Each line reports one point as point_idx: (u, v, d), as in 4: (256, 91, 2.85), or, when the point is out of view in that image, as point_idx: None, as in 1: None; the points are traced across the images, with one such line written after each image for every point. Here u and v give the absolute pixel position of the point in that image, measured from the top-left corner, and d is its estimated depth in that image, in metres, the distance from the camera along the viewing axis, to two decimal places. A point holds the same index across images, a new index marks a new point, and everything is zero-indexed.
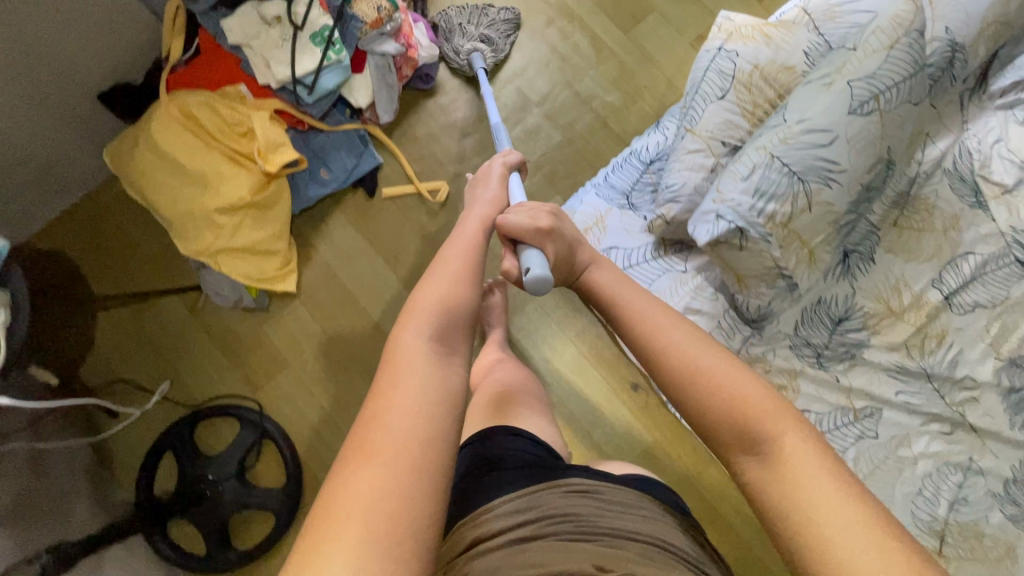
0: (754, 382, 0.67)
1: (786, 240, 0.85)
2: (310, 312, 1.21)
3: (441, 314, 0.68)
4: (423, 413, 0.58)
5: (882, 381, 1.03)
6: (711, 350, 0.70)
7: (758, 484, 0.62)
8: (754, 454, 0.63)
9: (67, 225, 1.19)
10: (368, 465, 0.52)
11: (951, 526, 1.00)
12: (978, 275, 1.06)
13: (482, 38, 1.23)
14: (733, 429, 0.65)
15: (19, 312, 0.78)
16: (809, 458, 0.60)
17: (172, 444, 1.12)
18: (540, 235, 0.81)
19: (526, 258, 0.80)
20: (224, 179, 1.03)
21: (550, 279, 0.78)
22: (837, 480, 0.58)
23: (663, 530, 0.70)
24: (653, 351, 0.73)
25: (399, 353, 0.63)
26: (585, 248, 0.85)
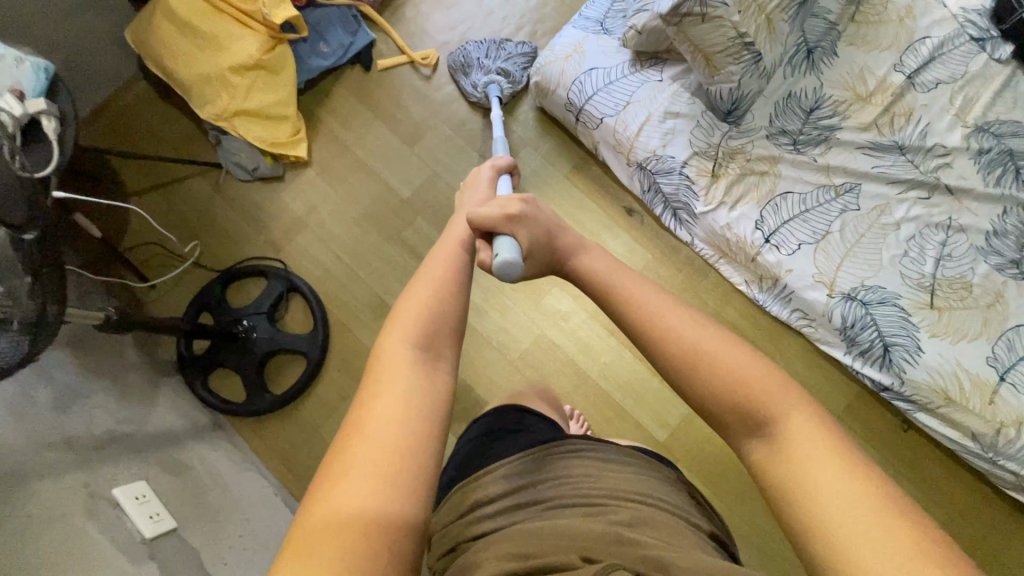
0: (761, 365, 0.59)
1: (743, 5, 0.95)
2: (321, 178, 1.30)
3: (431, 326, 0.63)
4: (406, 426, 0.53)
5: (859, 158, 1.10)
6: (707, 328, 0.62)
7: (763, 471, 0.54)
8: (761, 440, 0.55)
9: (99, 119, 1.31)
10: (347, 479, 0.49)
11: (940, 281, 1.05)
12: (936, 56, 1.13)
13: (498, 70, 1.26)
14: (736, 414, 0.57)
15: (67, 126, 0.89)
16: (826, 451, 0.51)
17: (205, 301, 1.21)
18: (510, 222, 0.70)
19: (496, 246, 0.69)
20: (234, 40, 1.14)
21: (521, 264, 0.70)
22: (853, 467, 0.50)
23: (660, 492, 0.69)
24: (643, 335, 0.64)
25: (384, 364, 0.59)
26: (568, 232, 0.74)
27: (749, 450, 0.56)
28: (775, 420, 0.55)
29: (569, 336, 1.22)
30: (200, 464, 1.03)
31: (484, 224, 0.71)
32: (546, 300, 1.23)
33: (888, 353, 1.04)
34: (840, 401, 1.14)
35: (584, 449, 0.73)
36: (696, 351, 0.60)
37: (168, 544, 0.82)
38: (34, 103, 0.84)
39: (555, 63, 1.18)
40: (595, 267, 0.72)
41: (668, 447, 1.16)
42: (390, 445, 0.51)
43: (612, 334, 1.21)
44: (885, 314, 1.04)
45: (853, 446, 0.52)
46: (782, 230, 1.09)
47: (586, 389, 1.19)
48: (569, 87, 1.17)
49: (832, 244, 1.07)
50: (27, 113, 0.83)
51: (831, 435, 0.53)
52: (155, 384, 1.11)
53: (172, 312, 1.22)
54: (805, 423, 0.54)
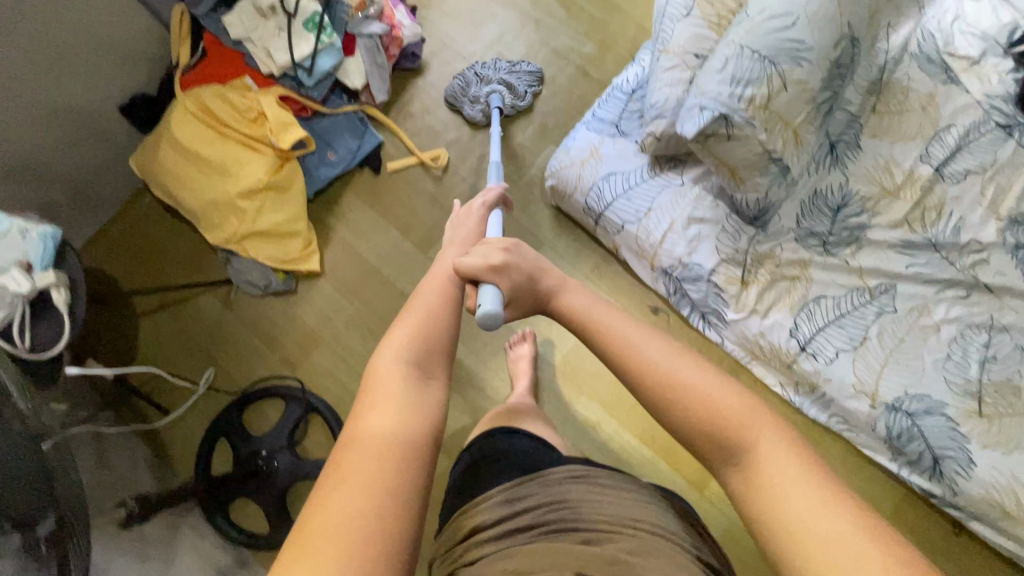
0: (737, 392, 0.58)
1: (769, 122, 0.90)
2: (335, 288, 1.26)
3: (422, 345, 0.66)
4: (400, 432, 0.56)
5: (891, 257, 1.07)
6: (688, 360, 0.61)
7: (744, 501, 0.53)
8: (737, 469, 0.55)
9: (105, 237, 1.27)
10: (346, 479, 0.51)
11: (987, 386, 1.00)
12: (964, 144, 1.09)
13: (502, 82, 1.28)
14: (715, 443, 0.57)
15: (78, 293, 0.86)
16: (806, 478, 0.51)
17: (222, 429, 1.17)
18: (493, 273, 0.71)
19: (478, 296, 0.70)
20: (243, 165, 1.11)
21: (502, 313, 0.70)
22: (820, 486, 0.50)
23: (647, 511, 0.69)
24: (623, 365, 0.64)
25: (377, 378, 0.61)
26: (551, 274, 0.74)
27: (725, 477, 0.56)
28: (752, 448, 0.54)
29: (600, 445, 1.17)
30: None
31: (466, 272, 0.72)
32: (573, 408, 1.19)
33: (939, 466, 1.01)
34: (886, 507, 1.09)
35: (577, 470, 0.74)
36: (674, 382, 0.60)
37: None
38: (44, 276, 0.81)
39: (571, 168, 1.15)
40: (577, 303, 0.72)
41: None
42: (383, 451, 0.53)
43: (644, 442, 1.17)
44: (932, 424, 1.00)
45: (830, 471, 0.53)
46: (817, 337, 1.05)
47: None
48: (587, 192, 1.13)
49: (870, 351, 1.04)
50: (36, 287, 0.80)
51: (800, 453, 0.53)
52: (174, 528, 1.06)
53: (188, 442, 1.18)
54: (782, 450, 0.54)
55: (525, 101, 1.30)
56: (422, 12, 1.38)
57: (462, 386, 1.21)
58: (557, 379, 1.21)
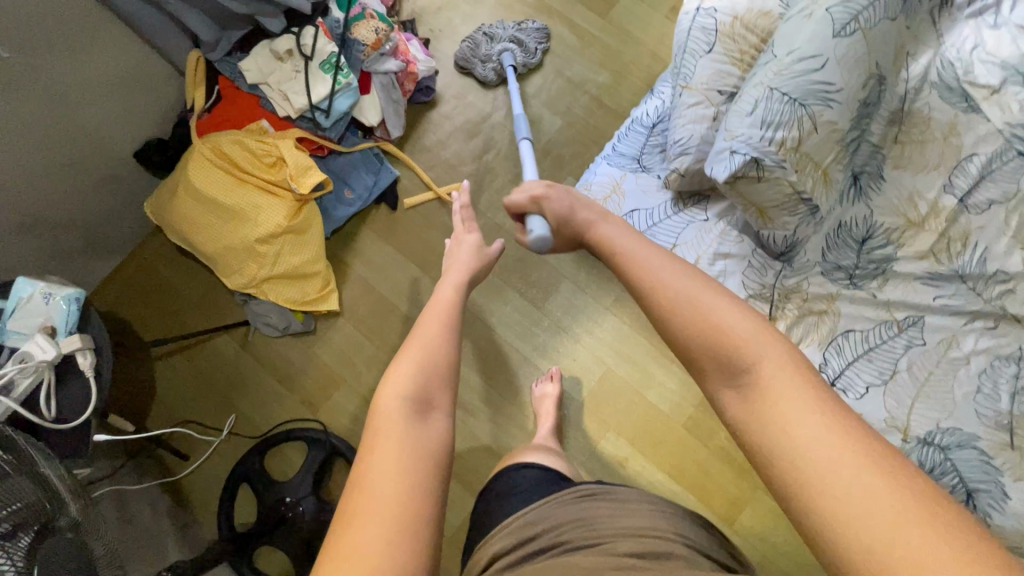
0: (748, 315, 0.56)
1: (800, 164, 0.90)
2: (355, 326, 1.25)
3: (424, 375, 0.63)
4: (410, 475, 0.53)
5: (918, 289, 1.06)
6: (697, 281, 0.60)
7: (738, 417, 0.52)
8: (735, 388, 0.53)
9: (119, 281, 1.25)
10: (358, 528, 0.48)
11: (1018, 418, 1.00)
12: (986, 174, 1.09)
13: (512, 40, 1.31)
14: (717, 359, 0.55)
15: (103, 354, 0.84)
16: (803, 398, 0.48)
17: (246, 475, 1.15)
18: (534, 203, 0.85)
19: (529, 225, 0.85)
20: (261, 210, 1.09)
21: (550, 238, 0.85)
22: (829, 414, 0.47)
23: (665, 524, 0.66)
24: (635, 284, 0.64)
25: (379, 418, 0.58)
26: (589, 208, 0.79)
27: (724, 399, 0.54)
28: (751, 365, 0.52)
29: (628, 482, 1.16)
30: None
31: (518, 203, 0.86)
32: (600, 445, 1.18)
33: (973, 499, 0.99)
34: None
35: (598, 492, 0.73)
36: (680, 300, 0.59)
37: None
38: (70, 341, 0.79)
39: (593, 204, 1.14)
40: (610, 236, 0.73)
41: None
42: (394, 495, 0.51)
43: (673, 478, 1.16)
44: (965, 458, 1.00)
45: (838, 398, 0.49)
46: (847, 372, 1.04)
47: None
48: None
49: (900, 385, 1.03)
50: (62, 353, 0.78)
51: (807, 379, 0.50)
52: None
53: (211, 489, 1.16)
54: (783, 372, 0.51)
55: (536, 58, 1.33)
56: (434, 44, 1.36)
57: (487, 424, 1.20)
58: (582, 415, 1.19)
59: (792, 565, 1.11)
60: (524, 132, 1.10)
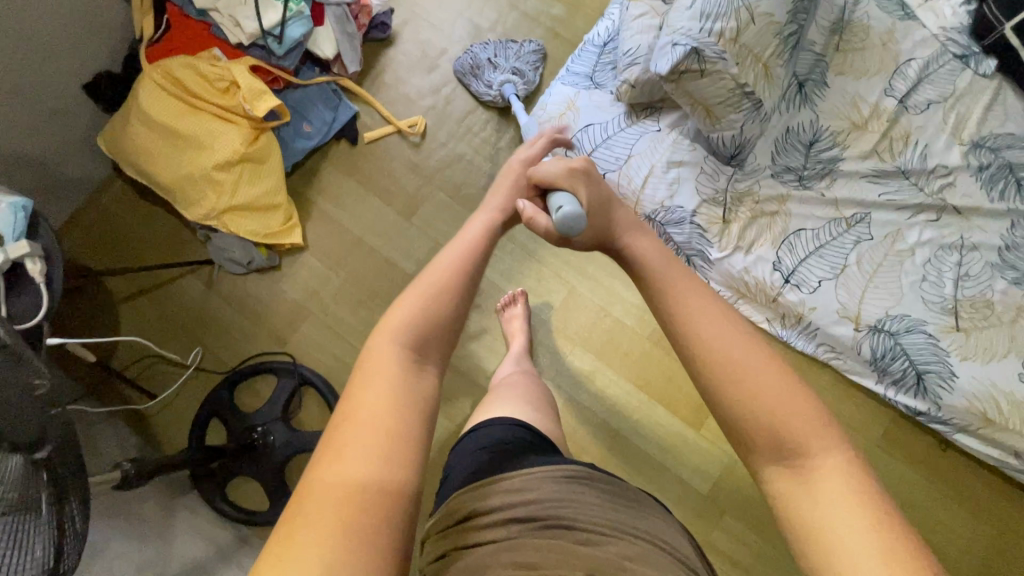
0: (801, 393, 0.55)
1: (740, 56, 0.93)
2: (320, 261, 1.25)
3: (424, 327, 0.61)
4: (395, 418, 0.53)
5: (864, 187, 1.10)
6: (763, 359, 0.56)
7: (785, 501, 0.52)
8: (786, 467, 0.53)
9: (78, 226, 1.24)
10: (340, 463, 0.49)
11: (962, 302, 1.05)
12: (924, 77, 1.14)
13: (512, 71, 1.27)
14: (770, 440, 0.53)
15: (54, 264, 0.83)
16: (855, 498, 0.49)
17: (213, 408, 1.14)
18: (571, 179, 0.73)
19: (555, 200, 0.70)
20: (217, 136, 1.09)
21: (581, 219, 0.69)
22: (875, 514, 0.48)
23: (645, 522, 0.63)
24: (684, 342, 0.59)
25: (371, 360, 0.58)
26: (626, 209, 0.72)
27: (768, 475, 0.54)
28: (808, 454, 0.52)
29: (596, 395, 1.18)
30: None
31: (544, 177, 0.74)
32: (568, 361, 1.20)
33: (922, 381, 1.04)
34: (875, 429, 1.12)
35: (593, 476, 0.68)
36: (739, 369, 0.55)
37: None
38: (17, 247, 0.78)
39: (549, 122, 1.16)
40: (646, 256, 0.67)
41: (712, 498, 1.13)
42: (376, 434, 0.51)
43: (640, 387, 1.18)
44: (914, 342, 1.04)
45: (891, 502, 0.50)
46: (800, 268, 1.08)
47: (621, 447, 1.16)
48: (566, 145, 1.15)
49: (851, 278, 1.07)
50: (10, 258, 0.77)
51: (860, 479, 0.50)
52: (169, 511, 1.03)
53: (179, 425, 1.16)
54: (841, 468, 0.51)
55: (535, 82, 1.30)
56: None
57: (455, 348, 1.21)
58: (549, 333, 1.21)
59: None
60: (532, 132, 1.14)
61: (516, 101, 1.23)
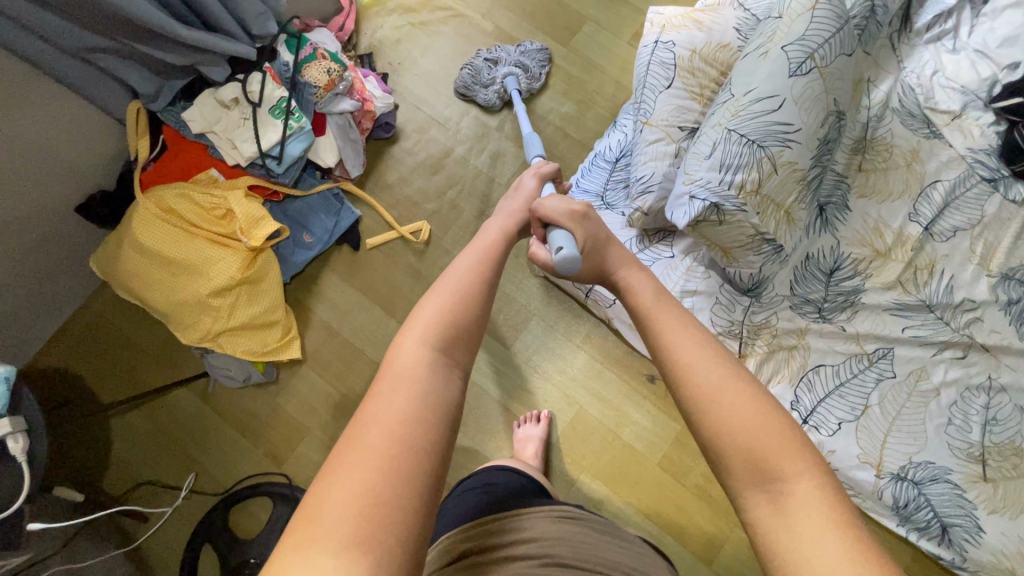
0: (784, 420, 0.51)
1: (761, 206, 0.88)
2: (319, 373, 1.21)
3: (451, 327, 0.56)
4: (416, 421, 0.46)
5: (887, 320, 1.05)
6: (736, 371, 0.54)
7: (763, 532, 0.47)
8: (765, 492, 0.48)
9: (67, 337, 1.20)
10: (355, 464, 0.42)
11: (989, 449, 1.00)
12: (950, 200, 1.09)
13: (516, 63, 1.28)
14: (747, 458, 0.49)
15: (36, 436, 0.79)
16: (833, 525, 0.44)
17: (208, 537, 1.11)
18: (570, 219, 0.75)
19: (556, 240, 0.74)
20: (212, 263, 1.05)
21: (579, 259, 0.74)
22: (857, 547, 0.43)
23: (644, 566, 0.66)
24: (662, 362, 0.57)
25: (399, 358, 0.52)
26: (623, 248, 0.74)
27: (747, 502, 0.49)
28: (786, 476, 0.48)
29: None
30: None
31: (547, 214, 0.77)
32: (574, 487, 1.15)
33: (947, 534, 0.99)
34: None
35: (590, 518, 0.71)
36: (711, 390, 0.53)
37: None
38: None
39: None
40: (636, 295, 0.66)
41: None
42: (398, 435, 0.44)
43: (649, 519, 1.13)
44: (939, 493, 0.99)
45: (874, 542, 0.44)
46: (818, 409, 1.03)
47: None
48: None
49: (872, 420, 1.02)
50: None
51: (838, 504, 0.46)
52: None
53: (172, 552, 1.11)
54: (821, 497, 0.46)
55: (540, 80, 1.31)
56: (393, 77, 1.33)
57: (456, 471, 1.16)
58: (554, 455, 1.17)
59: None
60: (535, 150, 1.06)
61: (518, 102, 1.18)
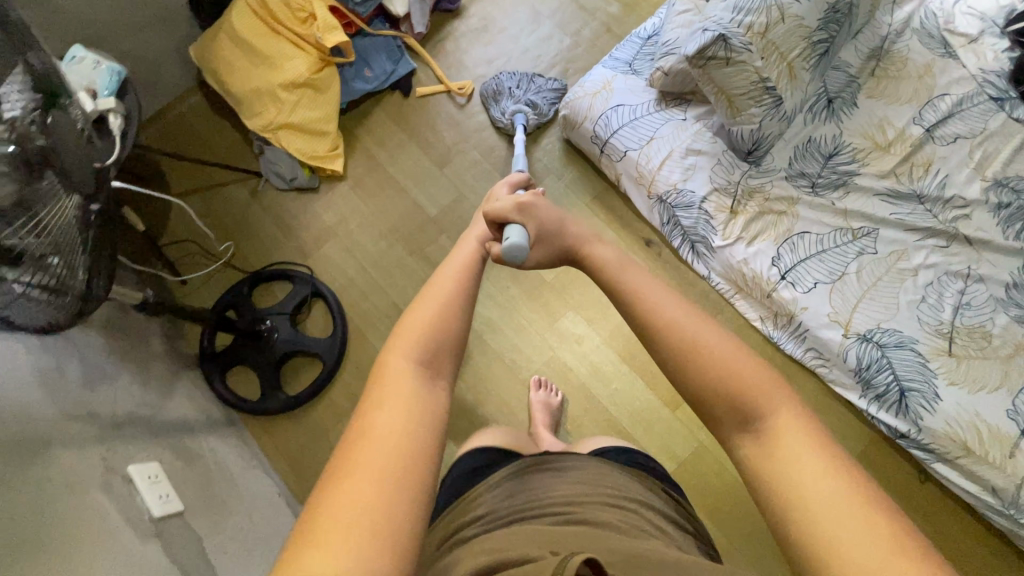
0: (763, 367, 0.54)
1: (765, 51, 1.00)
2: (354, 191, 1.36)
3: (434, 338, 0.55)
4: (409, 430, 0.46)
5: (877, 204, 1.12)
6: (714, 328, 0.56)
7: (758, 474, 0.49)
8: (755, 439, 0.50)
9: (153, 126, 1.40)
10: (352, 484, 0.42)
11: (958, 329, 1.04)
12: (955, 112, 1.15)
13: (527, 102, 1.33)
14: (727, 405, 0.52)
15: (130, 123, 0.96)
16: (818, 453, 0.47)
17: (232, 301, 1.25)
18: (521, 213, 0.69)
19: (505, 232, 0.68)
20: (287, 60, 1.25)
21: (527, 246, 0.68)
22: (839, 468, 0.46)
23: (620, 488, 0.67)
24: (650, 328, 0.58)
25: (382, 377, 0.51)
26: (581, 225, 0.72)
27: (739, 448, 0.51)
28: (767, 416, 0.50)
29: (582, 358, 1.22)
30: (210, 455, 1.05)
31: (495, 213, 0.69)
32: (561, 322, 1.25)
33: (904, 399, 1.03)
34: (852, 445, 1.12)
35: (559, 463, 0.70)
36: (699, 348, 0.55)
37: (172, 527, 0.84)
38: (105, 101, 0.91)
39: (584, 98, 1.25)
40: (605, 266, 0.66)
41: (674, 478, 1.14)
42: (394, 448, 0.44)
43: (624, 361, 1.22)
44: (902, 358, 1.04)
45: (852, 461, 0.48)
46: (798, 267, 1.11)
47: (595, 412, 1.19)
48: (595, 121, 1.23)
49: (847, 285, 1.08)
50: (98, 110, 0.91)
51: (820, 437, 0.49)
52: (175, 376, 1.14)
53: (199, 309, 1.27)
54: (801, 428, 0.49)
55: (548, 117, 1.35)
56: None
57: None
58: (547, 291, 1.27)
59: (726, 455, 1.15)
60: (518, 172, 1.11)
61: (520, 131, 1.29)
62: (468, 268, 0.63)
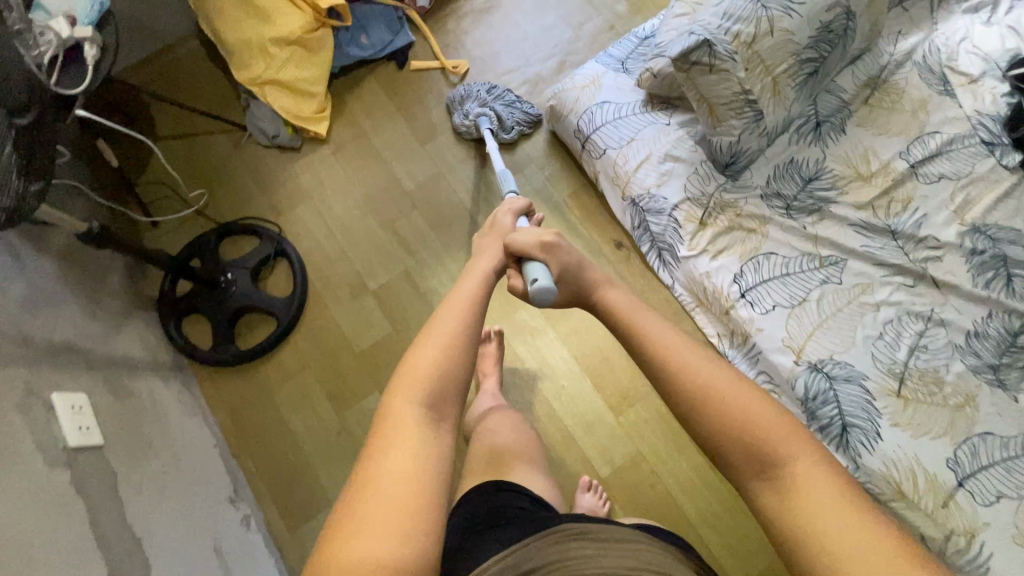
0: (779, 410, 0.53)
1: (750, 63, 0.98)
2: (335, 156, 1.36)
3: (435, 376, 0.53)
4: (416, 477, 0.46)
5: (848, 234, 1.10)
6: (731, 372, 0.55)
7: (782, 524, 0.48)
8: (775, 488, 0.50)
9: (147, 67, 1.41)
10: (357, 544, 0.42)
11: (911, 370, 1.02)
12: (944, 151, 1.13)
13: (493, 109, 1.29)
14: (748, 454, 0.51)
15: (106, 55, 0.95)
16: (846, 502, 0.47)
17: (199, 250, 1.26)
18: (544, 250, 0.72)
19: (530, 271, 0.72)
20: (281, 13, 1.25)
21: (554, 290, 0.72)
22: (861, 510, 0.46)
23: None
24: (666, 374, 0.57)
25: (385, 423, 0.50)
26: (597, 268, 0.72)
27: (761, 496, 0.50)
28: (785, 457, 0.50)
29: (535, 351, 1.21)
30: (147, 395, 1.05)
31: (518, 248, 0.73)
32: (519, 314, 1.24)
33: (845, 433, 1.00)
34: None
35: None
36: (716, 395, 0.54)
37: (83, 454, 0.85)
38: (82, 29, 0.91)
39: (572, 91, 1.24)
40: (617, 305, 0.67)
41: (608, 483, 1.13)
42: (402, 498, 0.45)
43: (575, 360, 1.21)
44: (849, 392, 1.02)
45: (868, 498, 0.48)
46: (758, 287, 1.09)
47: (539, 406, 1.18)
48: (580, 115, 1.21)
49: (806, 312, 1.07)
50: (74, 36, 0.90)
51: (839, 478, 0.49)
52: (128, 313, 1.15)
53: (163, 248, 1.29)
54: (824, 474, 0.49)
55: (511, 133, 1.30)
56: None
57: (422, 267, 1.27)
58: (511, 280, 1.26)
59: (663, 466, 1.14)
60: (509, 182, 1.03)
61: (489, 135, 1.17)
62: (469, 300, 0.62)
